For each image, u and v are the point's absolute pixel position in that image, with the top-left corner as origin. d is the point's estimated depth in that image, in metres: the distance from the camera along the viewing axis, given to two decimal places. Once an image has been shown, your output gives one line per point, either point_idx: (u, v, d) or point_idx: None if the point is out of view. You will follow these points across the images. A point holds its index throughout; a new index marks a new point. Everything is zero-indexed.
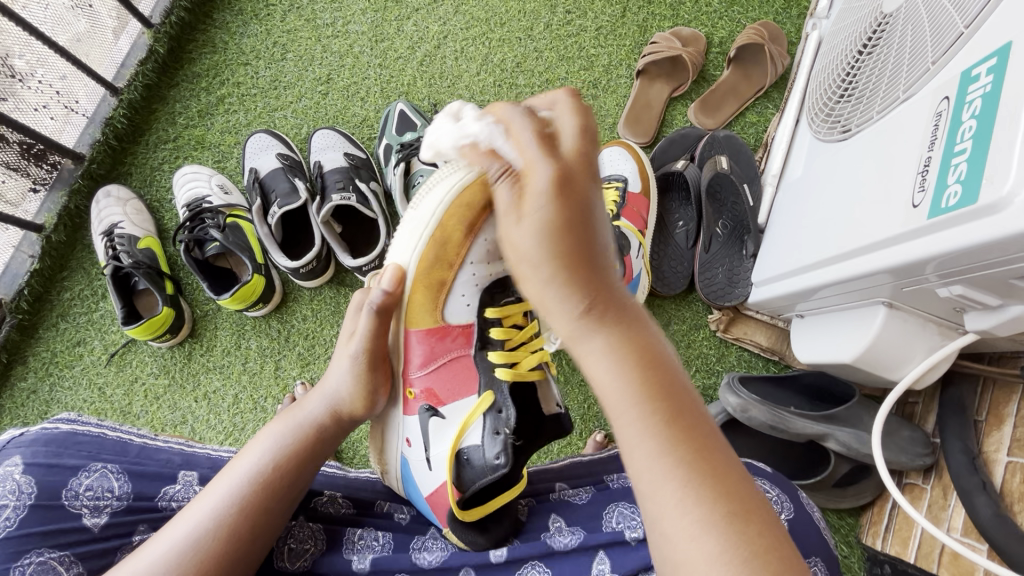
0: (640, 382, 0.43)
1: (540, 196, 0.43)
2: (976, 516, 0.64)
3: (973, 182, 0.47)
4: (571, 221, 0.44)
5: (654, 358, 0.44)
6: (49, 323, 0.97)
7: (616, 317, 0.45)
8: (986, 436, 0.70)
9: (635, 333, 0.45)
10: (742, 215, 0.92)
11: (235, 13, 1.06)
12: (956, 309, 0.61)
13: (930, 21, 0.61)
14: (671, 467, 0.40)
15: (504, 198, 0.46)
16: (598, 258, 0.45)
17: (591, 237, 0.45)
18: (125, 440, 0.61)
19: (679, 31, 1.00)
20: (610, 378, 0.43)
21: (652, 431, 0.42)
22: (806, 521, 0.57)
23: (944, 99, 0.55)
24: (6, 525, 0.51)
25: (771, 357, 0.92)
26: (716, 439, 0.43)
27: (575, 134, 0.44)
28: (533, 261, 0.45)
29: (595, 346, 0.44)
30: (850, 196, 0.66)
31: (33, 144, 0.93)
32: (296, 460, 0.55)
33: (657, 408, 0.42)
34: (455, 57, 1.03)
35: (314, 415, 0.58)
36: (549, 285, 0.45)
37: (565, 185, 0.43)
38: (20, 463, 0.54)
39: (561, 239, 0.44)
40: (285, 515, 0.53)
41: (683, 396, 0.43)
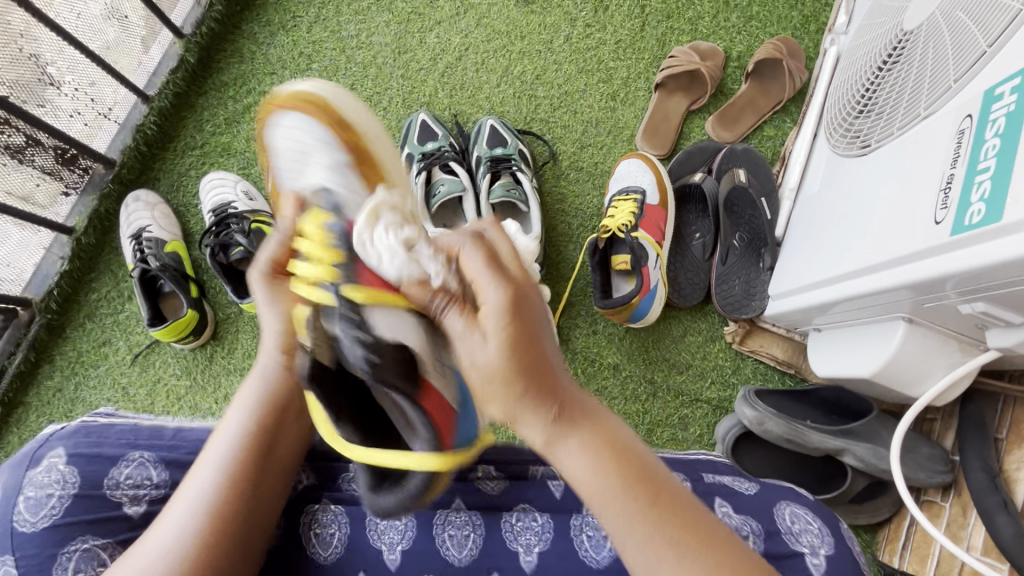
0: (619, 475, 0.41)
1: (496, 313, 0.40)
2: (997, 535, 0.64)
3: (996, 201, 0.48)
4: (520, 353, 0.40)
5: (627, 444, 0.43)
6: (77, 323, 1.00)
7: (584, 410, 0.42)
8: (1007, 455, 0.69)
9: (602, 426, 0.43)
10: (760, 227, 0.93)
11: (263, 24, 1.09)
12: (977, 326, 0.61)
13: (951, 38, 0.61)
14: (662, 544, 0.40)
15: (453, 324, 0.41)
16: (551, 364, 0.42)
17: (544, 347, 0.42)
18: (160, 426, 0.61)
19: (698, 44, 1.01)
20: (589, 483, 0.41)
21: (640, 515, 0.41)
22: (844, 560, 0.55)
23: (966, 117, 0.55)
24: (51, 515, 0.52)
25: (787, 370, 0.92)
26: (692, 499, 0.43)
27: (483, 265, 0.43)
28: (494, 374, 0.39)
29: (572, 450, 0.41)
30: (870, 211, 0.67)
31: (66, 149, 0.95)
32: (270, 416, 0.54)
33: (639, 493, 0.41)
34: (476, 68, 1.04)
35: (265, 366, 0.55)
36: (523, 402, 0.40)
37: (515, 305, 0.41)
38: (64, 454, 0.55)
39: (523, 359, 0.40)
40: (276, 476, 0.53)
41: (658, 474, 0.43)
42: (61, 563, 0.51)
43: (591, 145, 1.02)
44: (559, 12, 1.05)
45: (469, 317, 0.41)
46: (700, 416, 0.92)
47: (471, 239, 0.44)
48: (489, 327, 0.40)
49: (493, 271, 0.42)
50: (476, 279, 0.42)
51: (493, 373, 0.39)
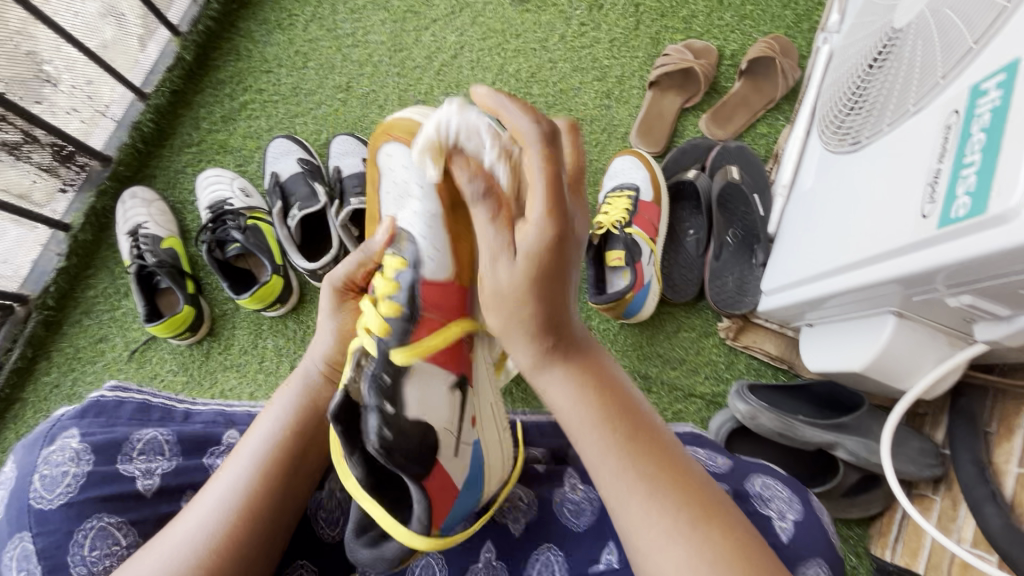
0: (602, 407, 0.45)
1: (533, 232, 0.40)
2: (986, 527, 0.64)
3: (982, 194, 0.49)
4: (540, 276, 0.41)
5: (614, 386, 0.46)
6: (74, 319, 1.00)
7: (577, 348, 0.46)
8: (996, 448, 0.70)
9: (593, 366, 0.46)
10: (753, 224, 0.94)
11: (259, 22, 1.09)
12: (965, 320, 0.62)
13: (939, 36, 0.62)
14: (636, 477, 0.43)
15: (487, 238, 0.43)
16: (564, 301, 0.44)
17: (567, 278, 0.43)
18: (169, 406, 0.65)
19: (691, 43, 1.02)
20: (570, 408, 0.45)
21: (617, 446, 0.44)
22: (814, 525, 0.55)
23: (953, 112, 0.56)
24: (68, 491, 0.52)
25: (780, 365, 0.93)
26: (674, 445, 0.46)
27: (545, 183, 0.39)
28: (507, 297, 0.42)
29: (557, 378, 0.45)
30: (860, 207, 0.67)
31: (63, 146, 0.96)
32: (307, 421, 0.55)
33: (619, 426, 0.44)
34: (471, 66, 1.05)
35: (308, 373, 0.57)
36: (525, 328, 0.44)
37: (559, 230, 0.40)
38: (76, 434, 0.56)
39: (538, 283, 0.42)
40: (301, 487, 0.54)
41: (642, 417, 0.46)
42: (78, 539, 0.51)
43: (586, 143, 1.03)
44: (553, 11, 1.06)
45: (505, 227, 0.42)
46: (694, 411, 0.93)
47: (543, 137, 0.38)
48: (522, 242, 0.41)
49: (549, 197, 0.39)
50: (531, 182, 0.39)
51: (506, 293, 0.42)
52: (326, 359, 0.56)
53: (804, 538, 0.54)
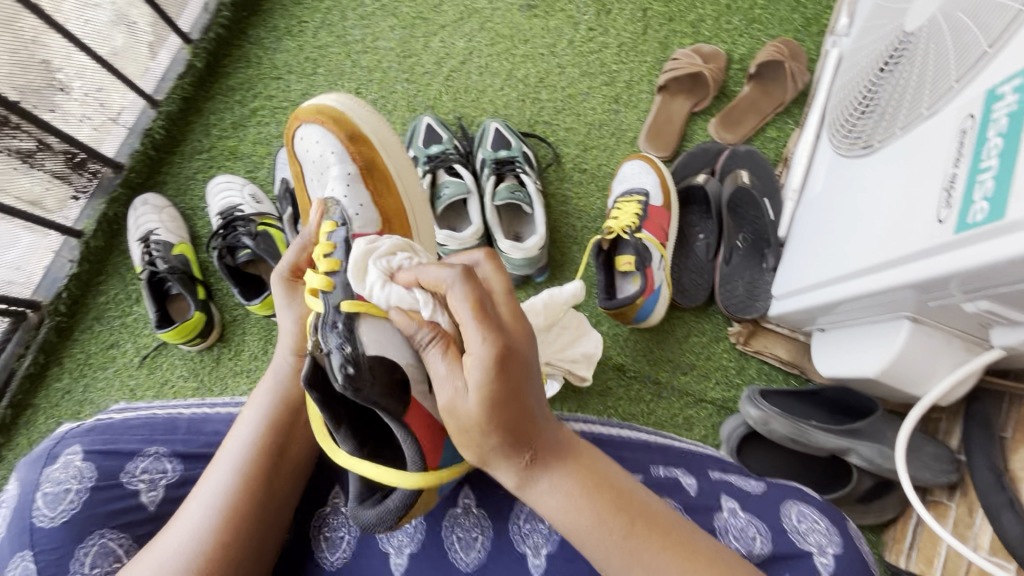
0: (598, 507, 0.44)
1: (478, 367, 0.40)
2: (1004, 534, 0.63)
3: (999, 200, 0.48)
4: (498, 413, 0.41)
5: (604, 477, 0.46)
6: (85, 325, 1.01)
7: (558, 452, 0.45)
8: (1012, 454, 0.69)
9: (579, 462, 0.45)
10: (763, 228, 0.93)
11: (269, 29, 1.10)
12: (982, 325, 0.61)
13: (952, 39, 0.62)
14: (644, 568, 0.43)
15: (439, 367, 0.44)
16: (529, 413, 0.43)
17: (526, 396, 0.42)
18: (173, 419, 0.62)
19: (700, 47, 1.02)
20: (563, 520, 0.44)
21: (619, 546, 0.44)
22: (852, 561, 0.55)
23: (968, 117, 0.56)
24: (71, 509, 0.52)
25: (791, 370, 0.92)
26: (677, 519, 0.46)
27: (474, 318, 0.41)
28: (472, 430, 0.42)
29: (549, 488, 0.44)
30: (874, 211, 0.67)
31: (76, 153, 0.97)
32: (283, 418, 0.56)
33: (615, 525, 0.44)
34: (480, 72, 1.05)
35: (280, 369, 0.59)
36: (500, 454, 0.43)
37: (502, 358, 0.40)
38: (79, 451, 0.56)
39: (499, 415, 0.41)
40: (288, 480, 0.56)
41: (636, 500, 0.45)
42: (78, 556, 0.52)
43: (594, 147, 1.03)
44: (562, 16, 1.06)
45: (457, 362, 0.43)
46: (705, 416, 0.93)
47: (462, 277, 0.42)
48: (471, 378, 0.41)
49: (479, 321, 0.41)
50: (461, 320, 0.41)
51: (471, 425, 0.42)
52: (296, 352, 0.59)
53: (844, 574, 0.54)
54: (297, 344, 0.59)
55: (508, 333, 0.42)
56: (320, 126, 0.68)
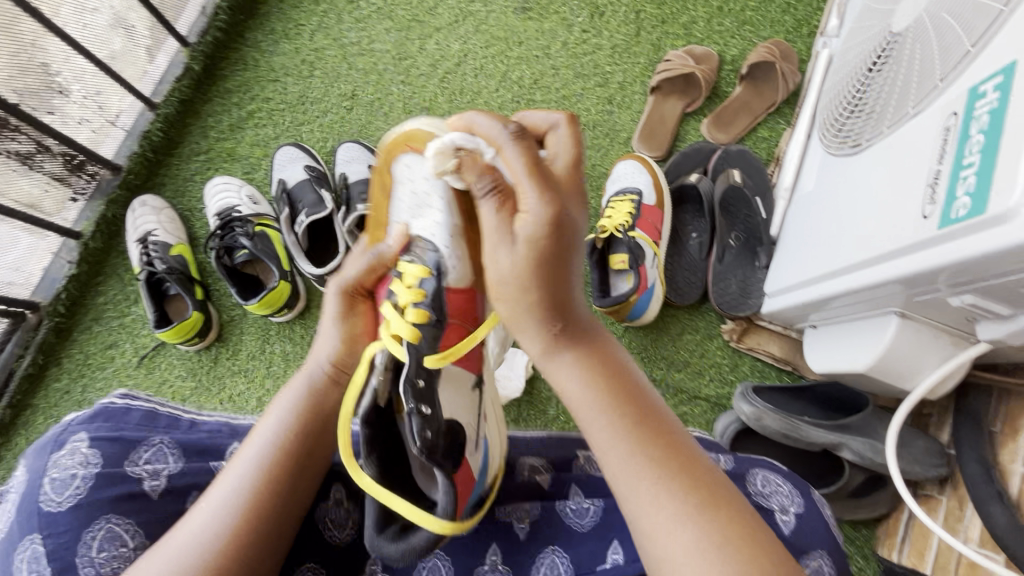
0: (606, 388, 0.47)
1: (530, 219, 0.43)
2: (992, 526, 0.64)
3: (982, 195, 0.49)
4: (539, 261, 0.44)
5: (623, 371, 0.48)
6: (84, 326, 1.01)
7: (583, 334, 0.48)
8: (1001, 447, 0.70)
9: (600, 349, 0.49)
10: (755, 227, 0.94)
11: (266, 33, 1.11)
12: (968, 319, 0.62)
13: (937, 39, 0.63)
14: (641, 455, 0.44)
15: (488, 219, 0.46)
16: (569, 288, 0.47)
17: (567, 265, 0.46)
18: (176, 415, 0.64)
19: (692, 48, 1.03)
20: (577, 390, 0.47)
21: (624, 427, 0.45)
22: (815, 517, 0.56)
23: (951, 114, 0.57)
24: (77, 493, 0.53)
25: (784, 367, 0.93)
26: (680, 429, 0.47)
27: (533, 179, 0.43)
28: (508, 279, 0.45)
29: (568, 363, 0.47)
30: (862, 208, 0.68)
31: (75, 155, 0.97)
32: (311, 423, 0.53)
33: (626, 412, 0.46)
34: (475, 73, 1.06)
35: (313, 374, 0.55)
36: (526, 310, 0.46)
37: (553, 219, 0.43)
38: (86, 438, 0.56)
39: (536, 265, 0.44)
40: (308, 486, 0.53)
41: (650, 406, 0.47)
42: (86, 540, 0.52)
43: (588, 148, 1.04)
44: (556, 18, 1.07)
45: (507, 216, 0.45)
46: (699, 413, 0.93)
47: (513, 138, 0.45)
48: (520, 230, 0.44)
49: (535, 186, 0.43)
50: (517, 179, 0.44)
51: (507, 275, 0.45)
52: (332, 360, 0.55)
53: (806, 530, 0.55)
54: (339, 352, 0.55)
55: (564, 196, 0.45)
56: (423, 156, 0.60)
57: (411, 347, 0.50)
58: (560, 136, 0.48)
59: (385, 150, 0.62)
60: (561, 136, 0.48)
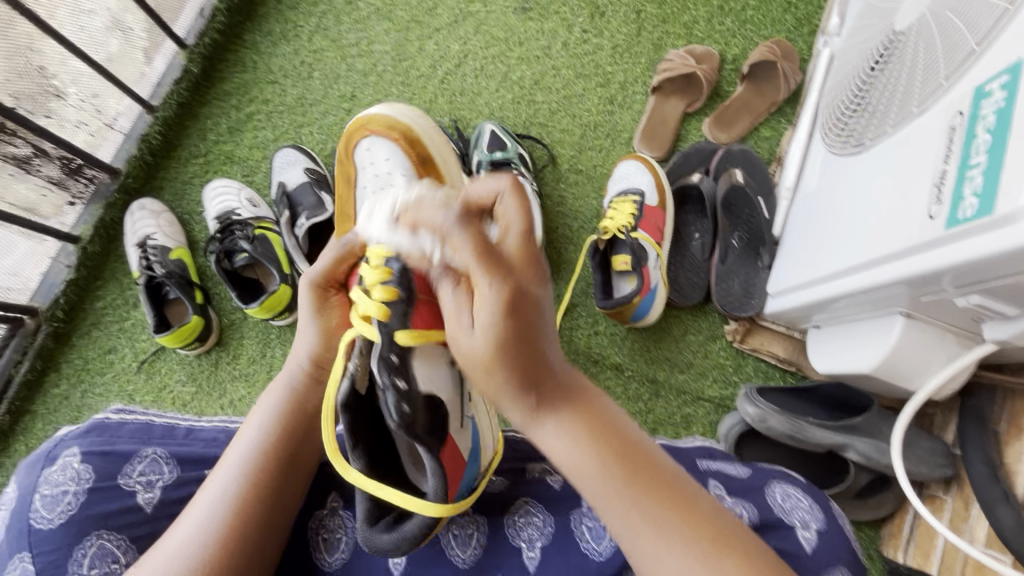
0: (599, 453, 0.44)
1: (489, 303, 0.42)
2: (1000, 527, 0.64)
3: (988, 195, 0.49)
4: (500, 350, 0.42)
5: (614, 424, 0.46)
6: (83, 331, 1.01)
7: (566, 392, 0.46)
8: (1007, 447, 0.70)
9: (585, 400, 0.46)
10: (758, 227, 0.94)
11: (264, 34, 1.10)
12: (974, 319, 0.62)
13: (941, 38, 0.63)
14: (641, 520, 0.42)
15: (449, 302, 0.45)
16: (540, 352, 0.44)
17: (535, 333, 0.44)
18: (171, 424, 0.63)
19: (693, 48, 1.03)
20: (568, 459, 0.44)
21: (619, 492, 0.43)
22: (835, 533, 0.56)
23: (957, 114, 0.56)
24: (68, 510, 0.53)
25: (788, 368, 0.93)
26: (678, 474, 0.45)
27: (479, 257, 0.42)
28: (478, 357, 0.43)
29: (552, 430, 0.45)
30: (866, 208, 0.68)
31: (72, 159, 0.97)
32: (294, 425, 0.54)
33: (620, 474, 0.43)
34: (475, 74, 1.06)
35: (292, 377, 0.56)
36: (504, 384, 0.44)
37: (508, 302, 0.42)
38: (78, 452, 0.56)
39: (506, 342, 0.42)
40: (294, 488, 0.53)
41: (643, 454, 0.45)
42: (77, 558, 0.52)
43: (590, 148, 1.03)
44: (556, 18, 1.07)
45: (464, 299, 0.44)
46: (702, 415, 0.93)
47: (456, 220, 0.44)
48: (480, 316, 0.42)
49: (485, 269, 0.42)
50: (469, 266, 0.43)
51: (476, 355, 0.43)
52: (311, 358, 0.56)
53: (826, 547, 0.55)
54: (317, 349, 0.56)
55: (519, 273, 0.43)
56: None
57: (382, 325, 0.49)
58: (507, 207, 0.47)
59: (347, 150, 0.68)
60: (508, 204, 0.47)
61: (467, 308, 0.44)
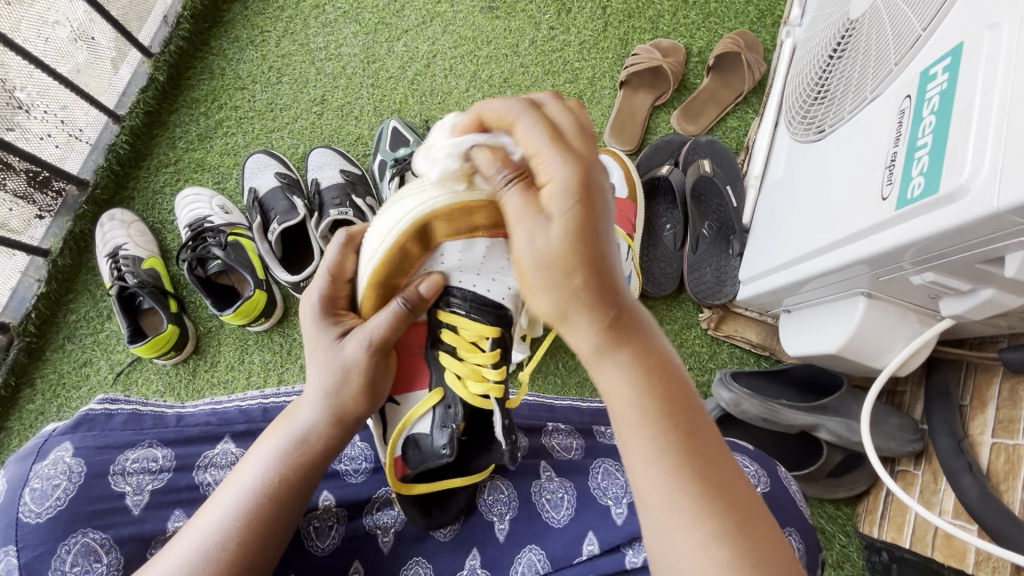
0: (657, 400, 0.41)
1: (562, 193, 0.38)
2: (964, 497, 0.66)
3: (934, 174, 0.51)
4: (585, 231, 0.38)
5: (672, 371, 0.42)
6: (56, 345, 1.00)
7: (635, 326, 0.42)
8: (971, 420, 0.72)
9: (652, 345, 0.42)
10: (727, 215, 0.95)
11: (231, 40, 1.10)
12: (931, 296, 0.64)
13: (891, 24, 0.64)
14: (678, 478, 0.40)
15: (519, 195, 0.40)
16: (609, 272, 0.40)
17: (604, 251, 0.39)
18: (160, 412, 0.63)
19: (659, 42, 1.04)
20: (625, 395, 0.41)
21: (667, 443, 0.40)
22: (780, 496, 0.58)
23: (905, 97, 0.58)
24: (57, 505, 0.51)
25: (762, 352, 0.95)
26: (725, 450, 0.42)
27: (550, 141, 0.38)
28: (547, 270, 0.39)
29: (615, 366, 0.41)
30: (827, 192, 0.69)
31: (39, 171, 0.96)
32: (300, 469, 0.50)
33: (667, 426, 0.40)
34: (445, 74, 1.07)
35: (309, 423, 0.51)
36: (570, 302, 0.40)
37: (584, 181, 0.38)
38: (70, 448, 0.55)
39: (580, 255, 0.38)
40: (290, 529, 0.50)
41: (691, 408, 0.42)
42: (60, 555, 0.50)
43: None
44: (523, 17, 1.08)
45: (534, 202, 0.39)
46: None
47: (525, 107, 0.39)
48: (551, 205, 0.38)
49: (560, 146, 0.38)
50: (535, 150, 0.38)
51: (547, 256, 0.38)
52: (342, 408, 0.51)
53: (772, 509, 0.57)
54: (357, 402, 0.52)
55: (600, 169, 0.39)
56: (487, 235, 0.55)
57: (500, 400, 0.57)
58: (551, 110, 0.40)
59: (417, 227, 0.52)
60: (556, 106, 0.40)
61: (530, 209, 0.39)
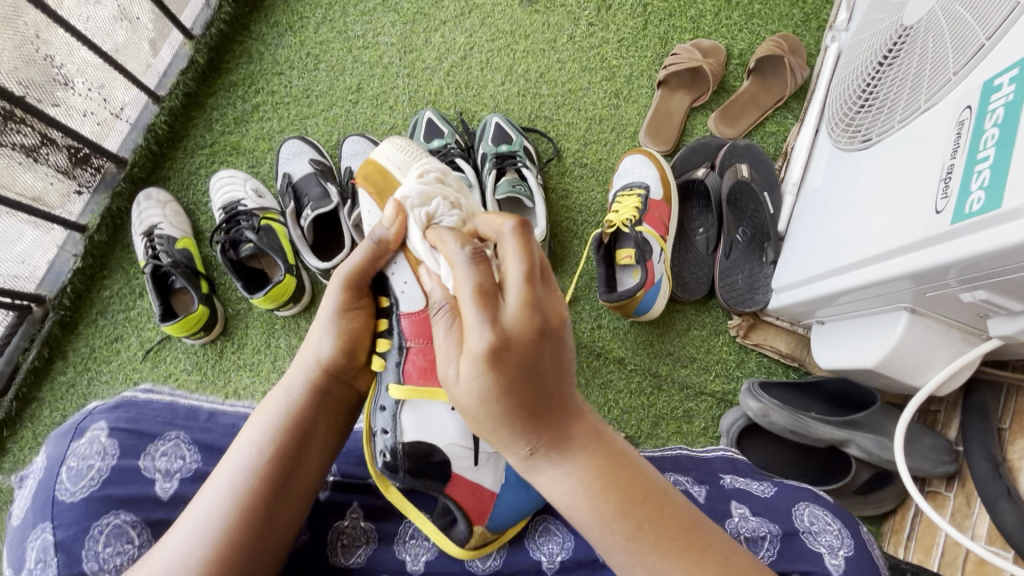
0: (610, 507, 0.41)
1: (472, 361, 0.39)
2: (1001, 523, 0.64)
3: (996, 189, 0.49)
4: (510, 382, 0.39)
5: (621, 463, 0.42)
6: (89, 319, 1.02)
7: (568, 435, 0.42)
8: (1010, 444, 0.70)
9: (597, 444, 0.43)
10: (763, 222, 0.93)
11: (271, 25, 1.11)
12: (978, 315, 0.62)
13: (951, 32, 0.62)
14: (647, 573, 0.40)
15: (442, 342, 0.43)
16: (540, 399, 0.41)
17: (532, 387, 0.41)
18: (195, 406, 0.64)
19: (700, 42, 1.03)
20: (569, 510, 0.42)
21: (624, 544, 0.41)
22: (863, 560, 0.56)
23: (966, 108, 0.56)
24: (91, 485, 0.53)
25: (791, 363, 0.93)
26: (686, 515, 0.42)
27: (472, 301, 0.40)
28: (477, 420, 0.42)
29: (553, 477, 0.42)
30: (871, 203, 0.68)
31: (79, 148, 0.97)
32: (289, 438, 0.50)
33: (622, 527, 0.41)
34: (481, 66, 1.06)
35: (295, 383, 0.53)
36: (500, 437, 0.42)
37: (499, 345, 0.39)
38: (105, 428, 0.56)
39: (503, 406, 0.40)
40: (296, 497, 0.50)
41: (652, 495, 0.42)
42: (93, 535, 0.51)
43: (595, 142, 1.03)
44: (562, 12, 1.07)
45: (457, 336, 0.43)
46: (704, 409, 0.93)
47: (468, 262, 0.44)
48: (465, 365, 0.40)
49: (480, 307, 0.40)
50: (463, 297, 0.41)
51: (471, 405, 0.41)
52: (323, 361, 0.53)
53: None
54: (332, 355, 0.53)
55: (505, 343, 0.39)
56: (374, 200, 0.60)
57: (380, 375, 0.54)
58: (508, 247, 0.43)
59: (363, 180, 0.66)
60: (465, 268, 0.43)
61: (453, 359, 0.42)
